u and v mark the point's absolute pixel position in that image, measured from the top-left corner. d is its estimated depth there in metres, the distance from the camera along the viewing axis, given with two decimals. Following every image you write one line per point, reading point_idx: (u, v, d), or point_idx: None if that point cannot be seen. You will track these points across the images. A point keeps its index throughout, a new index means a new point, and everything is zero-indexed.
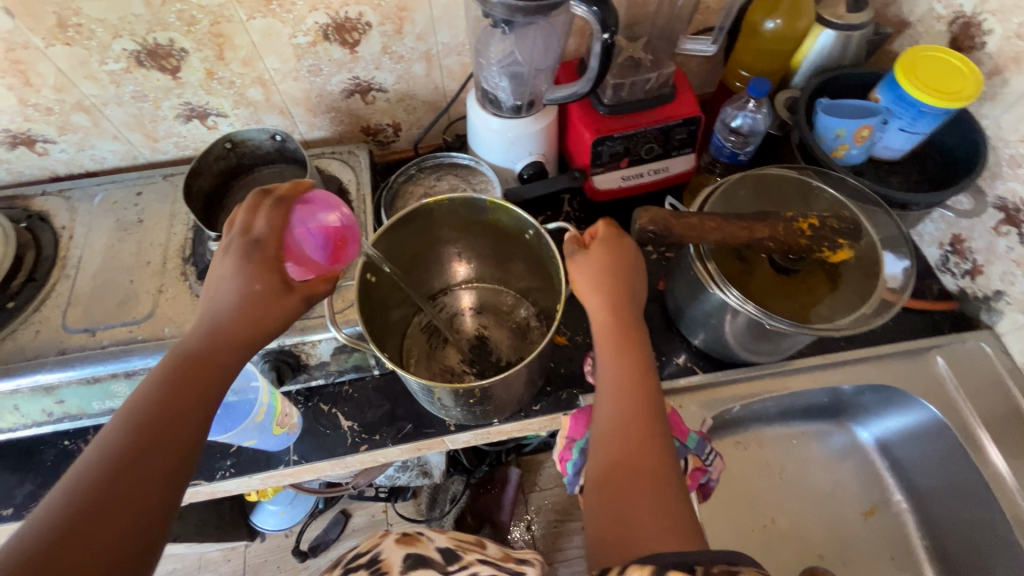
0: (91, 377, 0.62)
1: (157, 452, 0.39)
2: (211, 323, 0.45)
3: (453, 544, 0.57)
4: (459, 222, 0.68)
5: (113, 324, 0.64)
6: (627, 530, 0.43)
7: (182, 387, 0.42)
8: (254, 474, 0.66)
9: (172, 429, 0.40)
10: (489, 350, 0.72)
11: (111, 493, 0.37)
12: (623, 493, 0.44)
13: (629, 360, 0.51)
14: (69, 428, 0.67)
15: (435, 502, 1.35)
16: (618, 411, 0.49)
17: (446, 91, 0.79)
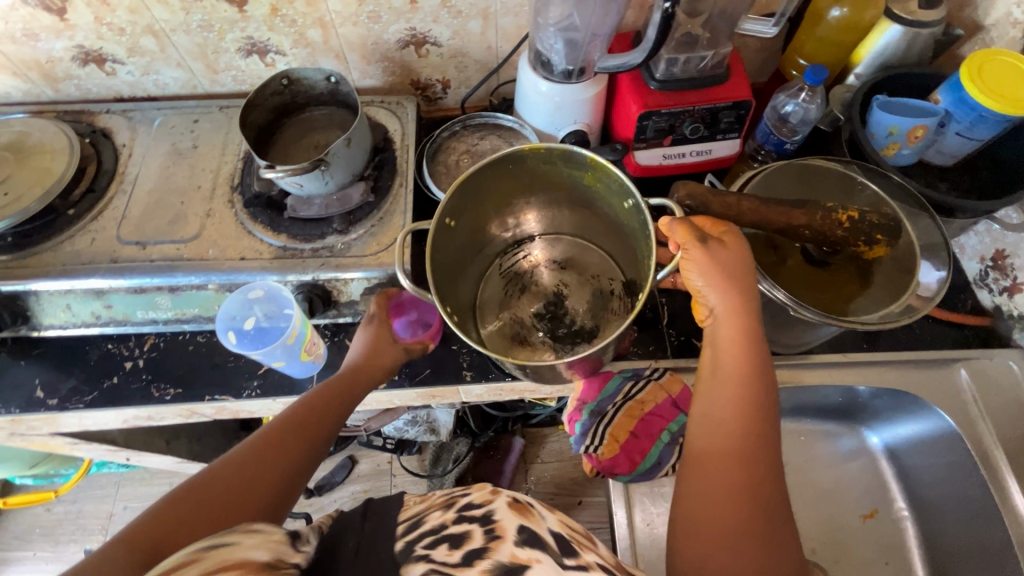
0: (138, 287, 0.66)
1: (306, 442, 0.53)
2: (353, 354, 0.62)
3: (566, 532, 0.49)
4: (550, 170, 0.65)
5: (162, 241, 0.68)
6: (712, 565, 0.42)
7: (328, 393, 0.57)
8: (276, 398, 0.69)
9: (320, 422, 0.55)
10: (565, 311, 0.71)
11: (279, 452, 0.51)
12: (717, 529, 0.42)
13: (749, 379, 0.47)
14: (113, 333, 0.71)
15: (439, 460, 1.39)
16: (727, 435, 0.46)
17: (498, 52, 0.80)
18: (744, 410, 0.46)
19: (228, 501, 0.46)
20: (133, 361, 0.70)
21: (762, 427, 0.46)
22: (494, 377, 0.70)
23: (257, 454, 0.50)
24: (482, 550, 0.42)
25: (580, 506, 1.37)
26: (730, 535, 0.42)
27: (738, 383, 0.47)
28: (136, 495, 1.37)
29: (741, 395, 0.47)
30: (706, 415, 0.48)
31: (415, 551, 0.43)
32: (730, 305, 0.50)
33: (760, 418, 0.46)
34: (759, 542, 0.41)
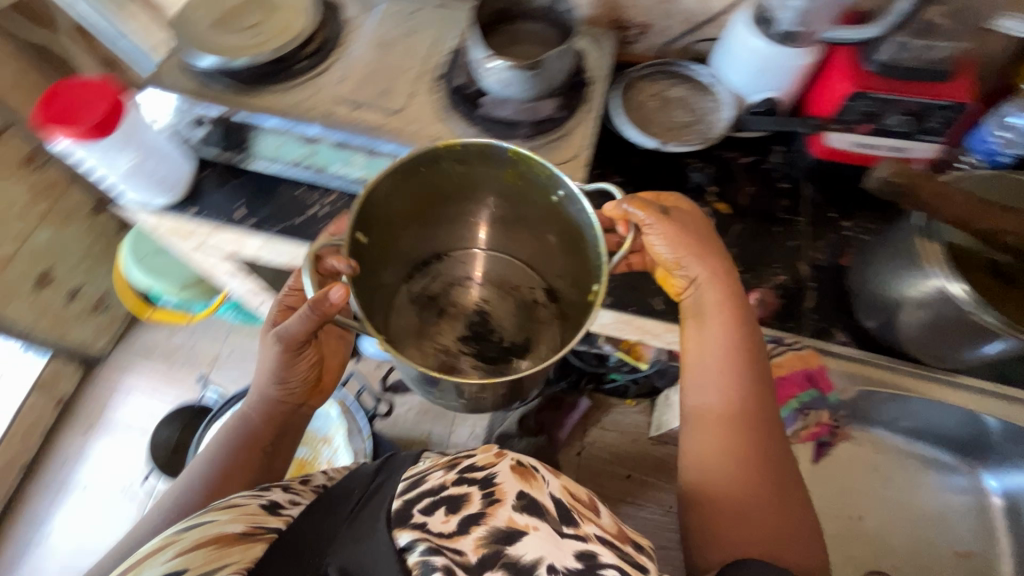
0: (342, 143, 0.74)
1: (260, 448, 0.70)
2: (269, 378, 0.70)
3: (568, 496, 0.52)
4: (470, 181, 0.68)
5: (370, 109, 0.75)
6: (737, 532, 0.54)
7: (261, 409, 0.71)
8: None
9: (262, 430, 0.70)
10: (492, 330, 0.80)
11: (240, 461, 0.69)
12: (736, 501, 0.55)
13: (724, 377, 0.59)
14: (305, 180, 0.80)
15: None
16: (717, 420, 0.58)
17: (710, 7, 0.80)
18: (726, 416, 0.58)
19: (250, 471, 0.69)
20: (317, 207, 0.79)
21: (744, 416, 0.58)
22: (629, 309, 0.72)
23: (225, 466, 0.68)
24: (479, 515, 0.46)
25: (628, 480, 1.39)
26: (744, 506, 0.55)
27: (711, 387, 0.59)
28: (242, 345, 1.54)
29: (718, 395, 0.59)
30: (701, 391, 0.60)
31: (411, 514, 0.47)
32: (710, 273, 0.61)
33: (743, 408, 0.58)
34: (774, 506, 0.55)
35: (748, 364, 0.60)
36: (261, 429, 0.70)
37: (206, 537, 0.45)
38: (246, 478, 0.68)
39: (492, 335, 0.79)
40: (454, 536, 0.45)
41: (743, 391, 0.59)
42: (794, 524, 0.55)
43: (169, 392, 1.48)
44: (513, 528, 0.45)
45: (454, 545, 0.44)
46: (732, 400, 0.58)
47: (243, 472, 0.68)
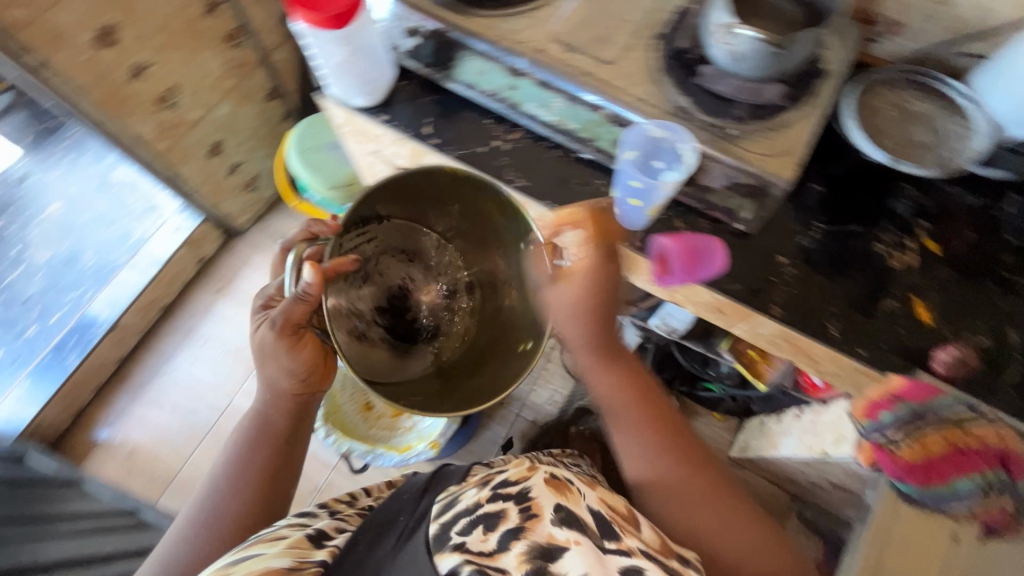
0: (547, 83, 0.71)
1: (260, 477, 0.73)
2: (253, 433, 0.76)
3: (608, 512, 0.56)
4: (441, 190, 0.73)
5: (582, 53, 0.71)
6: (719, 555, 0.62)
7: (254, 444, 0.75)
8: None
9: (256, 462, 0.74)
10: (407, 309, 0.82)
11: (239, 497, 0.71)
12: (709, 533, 0.63)
13: (632, 420, 0.71)
14: (496, 111, 0.79)
15: None
16: (653, 464, 0.69)
17: (997, 17, 0.68)
18: (669, 461, 0.68)
19: (257, 502, 0.71)
20: (499, 141, 0.78)
21: (678, 459, 0.69)
22: (799, 327, 0.67)
23: (224, 506, 0.70)
24: (520, 529, 0.49)
25: None
26: (714, 529, 0.64)
27: (646, 446, 0.70)
28: None
29: (655, 447, 0.69)
30: (636, 456, 0.70)
31: (449, 539, 0.50)
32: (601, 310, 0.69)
33: (673, 454, 0.69)
34: (734, 511, 0.65)
35: (639, 402, 0.72)
36: (265, 450, 0.74)
37: (254, 571, 0.49)
38: (249, 510, 0.70)
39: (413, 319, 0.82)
40: (495, 554, 0.47)
41: (670, 443, 0.70)
42: (758, 535, 0.64)
43: None
44: (556, 547, 0.47)
45: (496, 564, 0.47)
46: (662, 453, 0.69)
47: (245, 504, 0.70)
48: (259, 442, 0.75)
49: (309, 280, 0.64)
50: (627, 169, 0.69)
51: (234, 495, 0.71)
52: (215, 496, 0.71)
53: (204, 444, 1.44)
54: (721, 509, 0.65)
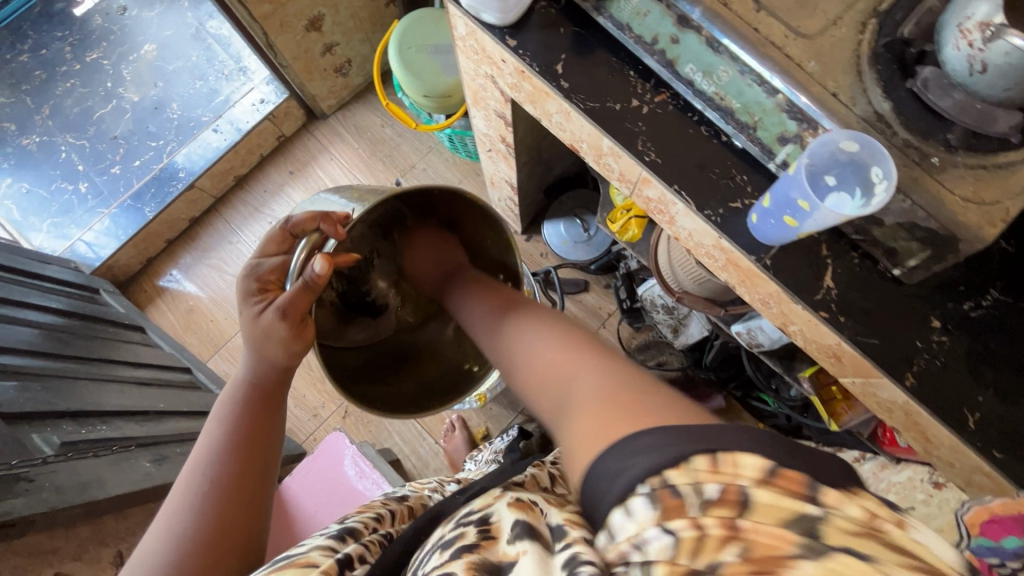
0: (718, 44, 0.59)
1: (251, 467, 0.59)
2: (249, 400, 0.63)
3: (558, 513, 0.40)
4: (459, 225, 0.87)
5: (776, 17, 0.57)
6: (632, 404, 0.40)
7: (256, 417, 0.62)
8: (724, 240, 0.62)
9: (253, 446, 0.60)
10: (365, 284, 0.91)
11: (222, 495, 0.56)
12: (619, 406, 0.41)
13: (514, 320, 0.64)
14: (643, 62, 0.66)
15: (645, 349, 1.39)
16: (540, 351, 0.54)
17: None
18: (549, 375, 0.50)
19: (241, 509, 0.56)
20: (638, 101, 0.66)
21: (549, 355, 0.52)
22: (930, 408, 0.57)
23: (209, 506, 0.55)
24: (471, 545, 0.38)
25: None
26: (625, 396, 0.42)
27: (519, 359, 0.56)
28: (435, 167, 1.55)
29: (538, 359, 0.53)
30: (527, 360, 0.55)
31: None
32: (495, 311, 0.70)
33: (548, 354, 0.52)
34: (656, 388, 0.43)
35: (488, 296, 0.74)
36: (253, 431, 0.61)
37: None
38: (237, 513, 0.56)
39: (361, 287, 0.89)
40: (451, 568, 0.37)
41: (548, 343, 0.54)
42: (663, 387, 0.43)
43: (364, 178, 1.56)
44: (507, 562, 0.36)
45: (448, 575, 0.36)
46: (535, 350, 0.54)
47: (236, 507, 0.56)
48: (254, 410, 0.62)
49: (316, 271, 0.60)
50: (794, 180, 0.54)
51: (223, 492, 0.56)
52: (200, 482, 0.57)
53: None
54: (613, 406, 0.40)
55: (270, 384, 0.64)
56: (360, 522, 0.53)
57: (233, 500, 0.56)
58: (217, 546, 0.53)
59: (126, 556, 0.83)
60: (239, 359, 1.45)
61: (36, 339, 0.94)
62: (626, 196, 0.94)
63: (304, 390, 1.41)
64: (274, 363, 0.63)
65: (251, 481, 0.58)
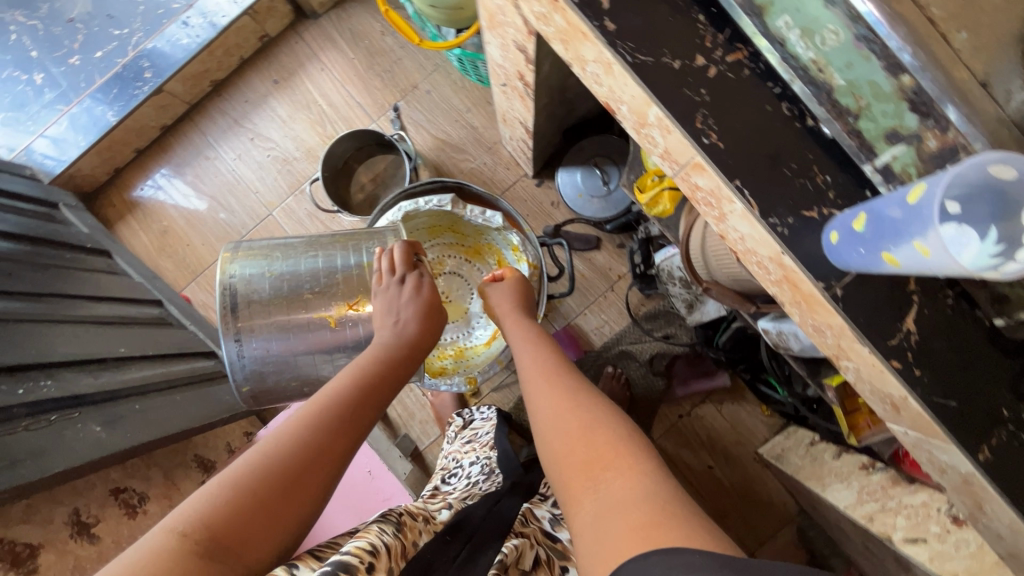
0: None
1: (359, 413, 0.61)
2: (370, 359, 0.68)
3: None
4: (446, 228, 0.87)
5: None
6: (677, 508, 0.50)
7: (377, 373, 0.67)
8: (789, 256, 0.49)
9: (370, 396, 0.64)
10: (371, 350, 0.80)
11: (333, 429, 0.57)
12: (670, 507, 0.50)
13: (559, 382, 0.70)
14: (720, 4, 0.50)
15: (653, 318, 1.29)
16: (597, 418, 0.63)
17: None
18: (593, 458, 0.58)
19: (336, 448, 0.56)
20: (704, 59, 0.50)
21: (605, 436, 0.60)
22: (1002, 488, 0.48)
23: (312, 432, 0.56)
24: None
25: (707, 471, 1.27)
26: (676, 499, 0.51)
27: (573, 418, 0.64)
28: (440, 89, 1.35)
29: (576, 428, 0.63)
30: (586, 423, 0.63)
31: None
32: (537, 347, 0.76)
33: (600, 435, 0.60)
34: (694, 507, 0.51)
35: (542, 342, 0.77)
36: (371, 385, 0.64)
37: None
38: (332, 450, 0.56)
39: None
40: None
41: (597, 418, 0.63)
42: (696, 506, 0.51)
43: (358, 96, 1.37)
44: None
45: None
46: (578, 427, 0.62)
47: (332, 443, 0.56)
48: (380, 370, 0.67)
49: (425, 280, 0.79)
50: (916, 195, 0.40)
51: (336, 425, 0.58)
52: (319, 409, 0.59)
53: None
54: (648, 528, 0.47)
55: (393, 353, 0.71)
56: (354, 556, 0.51)
57: (333, 437, 0.57)
58: (306, 469, 0.53)
59: (82, 514, 0.79)
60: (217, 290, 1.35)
61: None
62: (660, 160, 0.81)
63: None
64: (403, 333, 0.74)
65: (350, 433, 0.59)
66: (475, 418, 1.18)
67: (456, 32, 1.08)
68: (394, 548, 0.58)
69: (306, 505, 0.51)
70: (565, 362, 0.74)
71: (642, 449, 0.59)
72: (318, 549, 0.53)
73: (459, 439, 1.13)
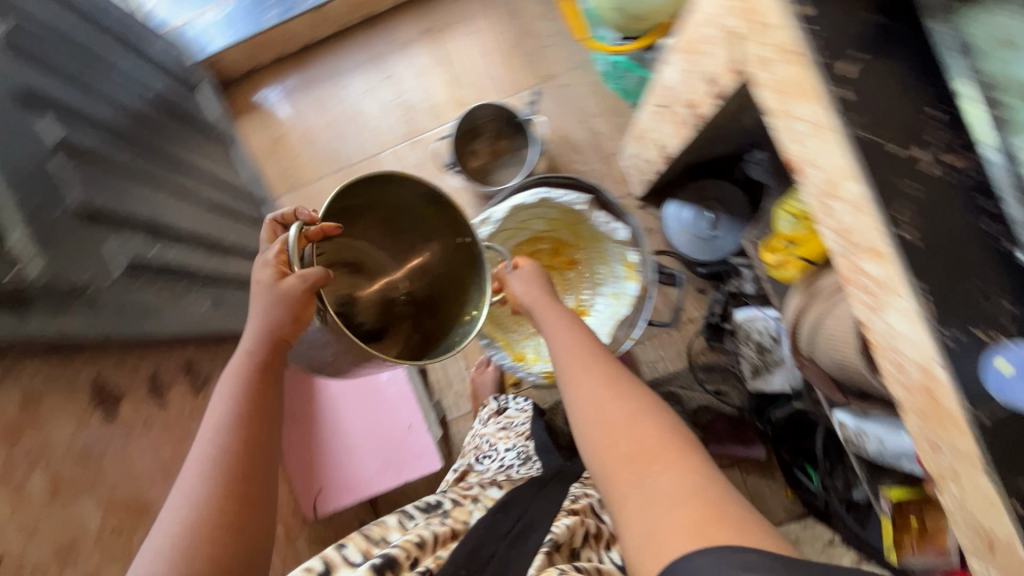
0: None
1: (255, 425, 0.58)
2: (263, 351, 0.60)
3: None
4: (554, 220, 0.88)
5: None
6: (724, 510, 0.50)
7: (267, 369, 0.60)
8: (947, 372, 0.49)
9: (257, 405, 0.58)
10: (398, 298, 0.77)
11: (234, 461, 0.55)
12: (718, 508, 0.50)
13: (600, 372, 0.69)
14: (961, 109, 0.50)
15: (709, 370, 1.28)
16: (627, 413, 0.63)
17: None
18: (636, 453, 0.58)
19: (253, 475, 0.55)
20: (926, 156, 0.51)
21: (644, 430, 0.60)
22: None
23: (217, 468, 0.54)
24: None
25: None
26: (718, 497, 0.52)
27: (608, 408, 0.64)
28: (577, 87, 1.36)
29: (623, 423, 0.62)
30: (620, 416, 0.63)
31: None
32: (560, 333, 0.75)
33: (642, 427, 0.61)
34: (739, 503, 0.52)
35: (570, 326, 0.75)
36: (260, 394, 0.59)
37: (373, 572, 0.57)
38: (248, 478, 0.55)
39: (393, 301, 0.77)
40: None
41: (639, 416, 0.62)
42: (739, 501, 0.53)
43: (497, 69, 1.39)
44: None
45: None
46: (620, 420, 0.62)
47: (241, 472, 0.55)
48: (265, 370, 0.60)
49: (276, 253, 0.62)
50: None
51: (235, 455, 0.55)
52: (215, 440, 0.56)
53: (337, 175, 1.40)
54: (704, 525, 0.48)
55: (288, 336, 0.60)
56: (401, 548, 0.61)
57: (239, 470, 0.55)
58: (233, 512, 0.53)
59: (158, 378, 0.82)
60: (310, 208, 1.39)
61: (134, 125, 0.87)
62: (796, 228, 0.83)
63: None
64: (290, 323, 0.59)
65: (258, 451, 0.57)
66: (510, 405, 1.17)
67: (618, 38, 1.08)
68: (441, 535, 0.66)
69: (257, 537, 0.54)
70: (587, 346, 0.73)
71: (676, 442, 0.59)
72: (367, 531, 0.65)
73: (491, 420, 1.15)
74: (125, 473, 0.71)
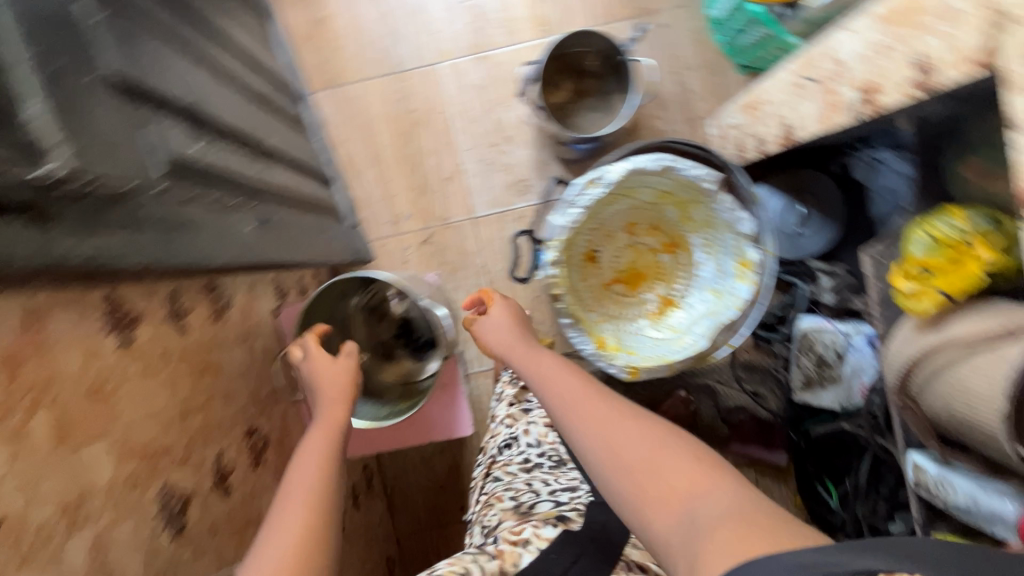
0: None
1: (323, 471, 0.59)
2: (328, 420, 0.68)
3: None
4: (666, 195, 0.76)
5: None
6: (760, 528, 0.41)
7: (327, 429, 0.66)
8: None
9: (313, 456, 0.60)
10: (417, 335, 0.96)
11: (311, 503, 0.55)
12: (751, 527, 0.41)
13: (598, 403, 0.58)
14: None
15: (750, 370, 1.20)
16: (631, 436, 0.52)
17: None
18: (659, 483, 0.48)
19: (324, 518, 0.54)
20: None
21: (660, 456, 0.49)
22: None
23: (292, 512, 0.53)
24: None
25: None
26: (748, 513, 0.43)
27: (610, 437, 0.53)
28: (679, 30, 1.18)
29: (630, 451, 0.51)
30: (621, 445, 0.51)
31: None
32: (555, 374, 0.65)
33: (654, 451, 0.50)
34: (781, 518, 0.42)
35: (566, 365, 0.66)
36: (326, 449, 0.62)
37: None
38: (312, 515, 0.53)
39: (418, 355, 0.96)
40: None
41: (646, 443, 0.51)
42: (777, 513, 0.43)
43: None
44: None
45: None
46: (625, 442, 0.52)
47: (308, 510, 0.54)
48: (329, 437, 0.65)
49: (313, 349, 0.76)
50: None
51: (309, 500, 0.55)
52: (292, 490, 0.56)
53: (385, 81, 1.20)
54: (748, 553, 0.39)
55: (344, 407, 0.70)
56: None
57: (313, 511, 0.54)
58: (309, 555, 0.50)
59: (179, 298, 0.69)
60: (349, 114, 1.21)
61: None
62: (929, 248, 0.73)
63: (398, 190, 1.23)
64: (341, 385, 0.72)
65: (325, 497, 0.56)
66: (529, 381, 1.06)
67: None
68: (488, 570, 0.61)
69: None
70: (581, 382, 0.62)
71: (693, 463, 0.48)
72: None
73: (507, 395, 1.04)
74: (142, 411, 0.60)
